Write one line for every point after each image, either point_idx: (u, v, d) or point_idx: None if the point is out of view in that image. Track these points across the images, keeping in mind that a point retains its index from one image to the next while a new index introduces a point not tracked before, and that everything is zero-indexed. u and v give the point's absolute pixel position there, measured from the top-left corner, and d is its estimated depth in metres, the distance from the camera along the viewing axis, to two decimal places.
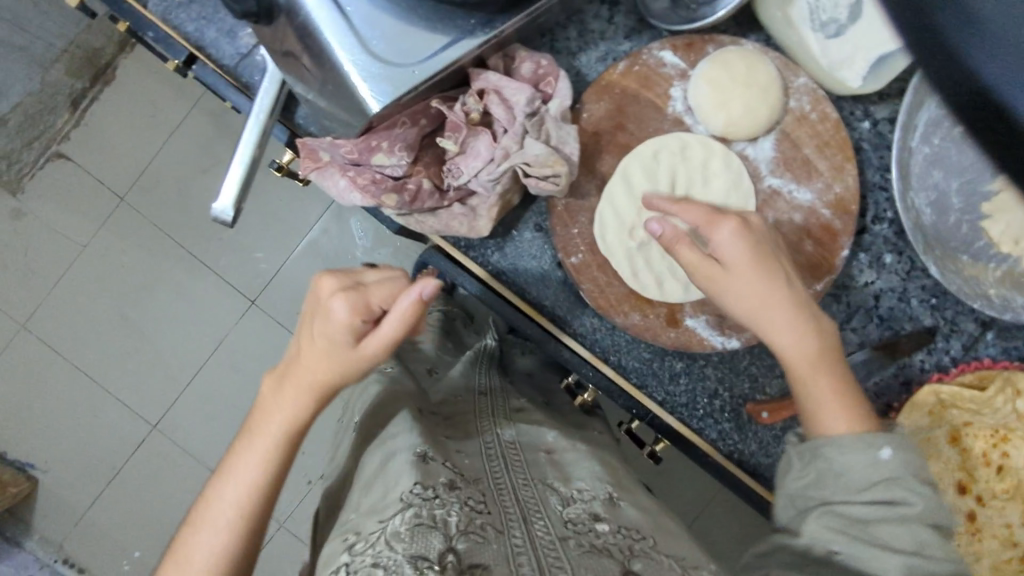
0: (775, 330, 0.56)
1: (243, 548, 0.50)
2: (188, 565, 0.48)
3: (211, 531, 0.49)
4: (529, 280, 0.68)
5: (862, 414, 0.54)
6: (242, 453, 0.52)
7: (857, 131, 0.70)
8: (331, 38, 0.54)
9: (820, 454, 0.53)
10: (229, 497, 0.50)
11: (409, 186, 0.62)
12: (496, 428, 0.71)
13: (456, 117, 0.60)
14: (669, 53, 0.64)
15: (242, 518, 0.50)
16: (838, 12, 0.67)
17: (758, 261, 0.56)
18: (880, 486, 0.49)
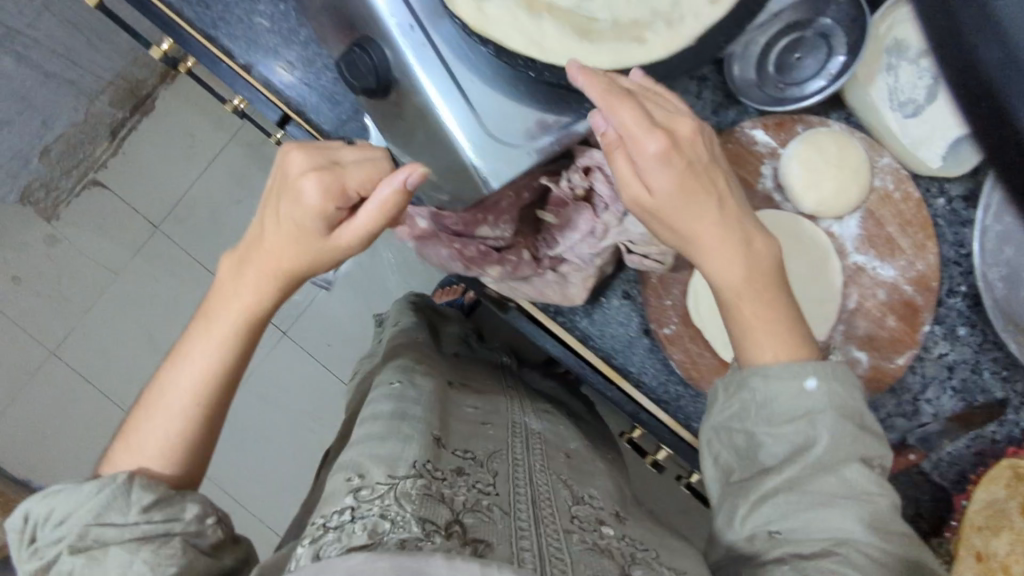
0: (709, 253, 0.54)
1: (192, 433, 0.54)
2: (140, 449, 0.52)
3: (164, 417, 0.53)
4: (616, 346, 0.70)
5: (803, 343, 0.56)
6: (201, 341, 0.54)
7: (932, 208, 0.73)
8: (450, 121, 0.56)
9: (746, 385, 0.55)
10: (183, 381, 0.54)
11: (511, 258, 0.64)
12: (522, 416, 0.78)
13: (561, 193, 0.62)
14: (760, 131, 0.67)
15: (195, 404, 0.54)
16: (915, 94, 0.70)
17: (688, 186, 0.52)
18: (805, 421, 0.52)
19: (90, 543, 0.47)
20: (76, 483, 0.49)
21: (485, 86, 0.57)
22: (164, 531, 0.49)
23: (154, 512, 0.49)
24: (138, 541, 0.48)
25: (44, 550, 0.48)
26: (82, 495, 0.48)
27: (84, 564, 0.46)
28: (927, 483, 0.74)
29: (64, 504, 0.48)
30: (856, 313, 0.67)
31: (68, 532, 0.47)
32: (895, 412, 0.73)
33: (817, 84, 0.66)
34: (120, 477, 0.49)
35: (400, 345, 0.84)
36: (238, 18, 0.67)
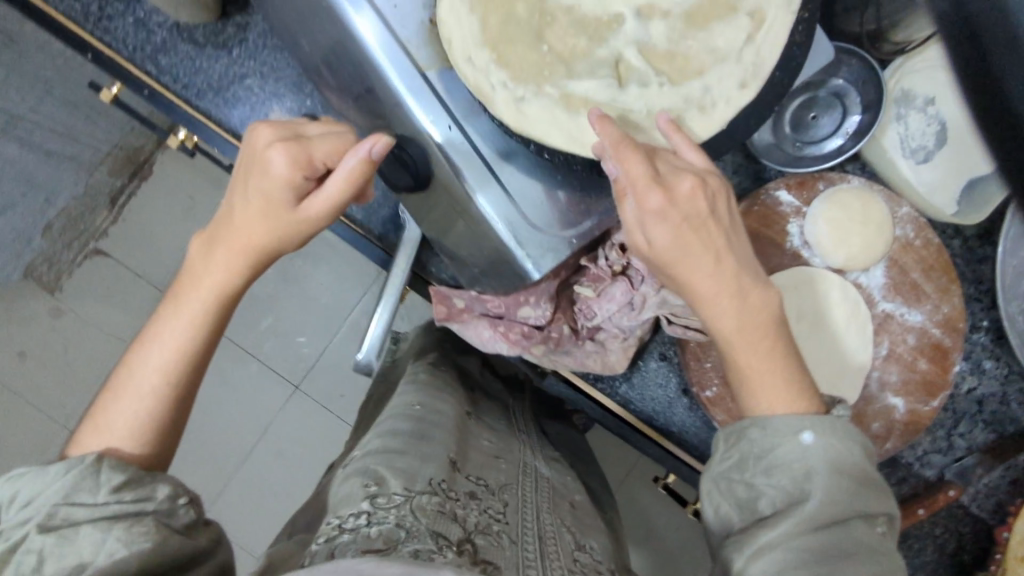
0: (715, 305, 0.54)
1: (158, 416, 0.50)
2: (108, 431, 0.48)
3: (132, 397, 0.49)
4: (657, 407, 0.72)
5: (803, 392, 0.55)
6: (169, 319, 0.51)
7: (949, 248, 0.75)
8: (490, 215, 0.56)
9: (745, 435, 0.54)
10: (153, 360, 0.50)
11: (553, 334, 0.65)
12: (533, 461, 0.75)
13: (599, 269, 0.63)
14: (784, 192, 0.68)
15: (164, 386, 0.50)
16: (926, 141, 0.72)
17: (687, 237, 0.52)
18: (802, 479, 0.51)
19: (61, 523, 0.44)
20: (41, 466, 0.46)
21: (522, 177, 0.58)
22: (135, 510, 0.46)
23: (125, 492, 0.46)
24: (111, 518, 0.45)
25: (9, 532, 0.44)
26: (49, 475, 0.45)
27: (55, 541, 0.44)
28: (965, 516, 0.77)
29: (29, 484, 0.45)
30: (889, 359, 0.69)
31: (31, 510, 0.44)
32: (930, 449, 0.75)
33: (835, 142, 0.67)
34: (88, 457, 0.46)
35: (420, 369, 0.85)
36: (265, 115, 0.68)
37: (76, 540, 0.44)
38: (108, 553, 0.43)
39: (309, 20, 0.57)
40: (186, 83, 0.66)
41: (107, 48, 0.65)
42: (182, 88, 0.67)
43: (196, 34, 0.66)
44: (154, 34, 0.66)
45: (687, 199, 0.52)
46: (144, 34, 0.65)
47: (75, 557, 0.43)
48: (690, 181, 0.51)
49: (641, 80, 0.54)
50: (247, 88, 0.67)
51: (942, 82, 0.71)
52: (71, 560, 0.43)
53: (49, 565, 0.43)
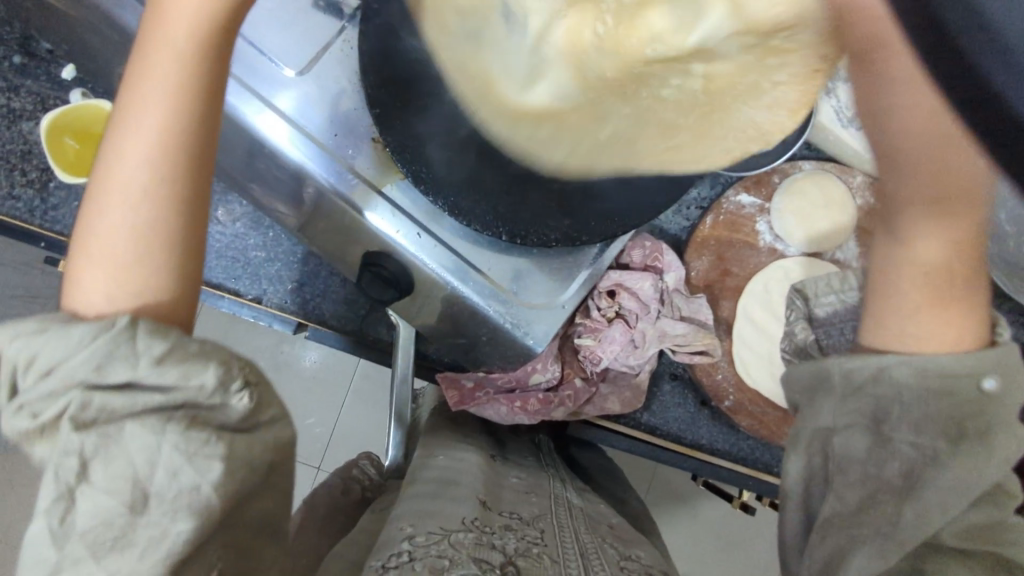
0: (903, 158, 0.38)
1: (150, 247, 0.36)
2: (107, 240, 0.35)
3: (123, 201, 0.36)
4: (682, 425, 0.73)
5: (960, 337, 0.38)
6: (140, 84, 0.37)
7: None
8: (473, 296, 0.57)
9: (887, 377, 0.38)
10: (132, 150, 0.36)
11: (569, 392, 0.65)
12: (566, 493, 0.72)
13: (594, 320, 0.65)
14: (744, 195, 0.71)
15: (155, 193, 0.36)
16: None
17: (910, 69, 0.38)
18: (944, 440, 0.35)
19: (99, 415, 0.31)
20: (65, 325, 0.32)
21: (505, 262, 0.58)
22: (192, 412, 0.33)
23: (167, 367, 0.32)
24: (164, 418, 0.32)
25: (34, 408, 0.31)
26: (72, 340, 0.32)
27: (96, 445, 0.31)
28: None
29: (48, 348, 0.31)
30: None
31: (60, 386, 0.31)
32: None
33: (778, 135, 0.70)
34: (123, 320, 0.33)
35: (438, 428, 0.80)
36: (233, 258, 0.69)
37: (123, 446, 0.31)
38: (168, 477, 0.31)
39: (257, 172, 0.58)
40: None
41: (60, 236, 0.65)
42: None
43: None
44: None
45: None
46: None
47: (125, 468, 0.31)
48: None
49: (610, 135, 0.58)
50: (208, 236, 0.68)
51: None
52: (120, 476, 0.30)
53: (94, 473, 0.30)
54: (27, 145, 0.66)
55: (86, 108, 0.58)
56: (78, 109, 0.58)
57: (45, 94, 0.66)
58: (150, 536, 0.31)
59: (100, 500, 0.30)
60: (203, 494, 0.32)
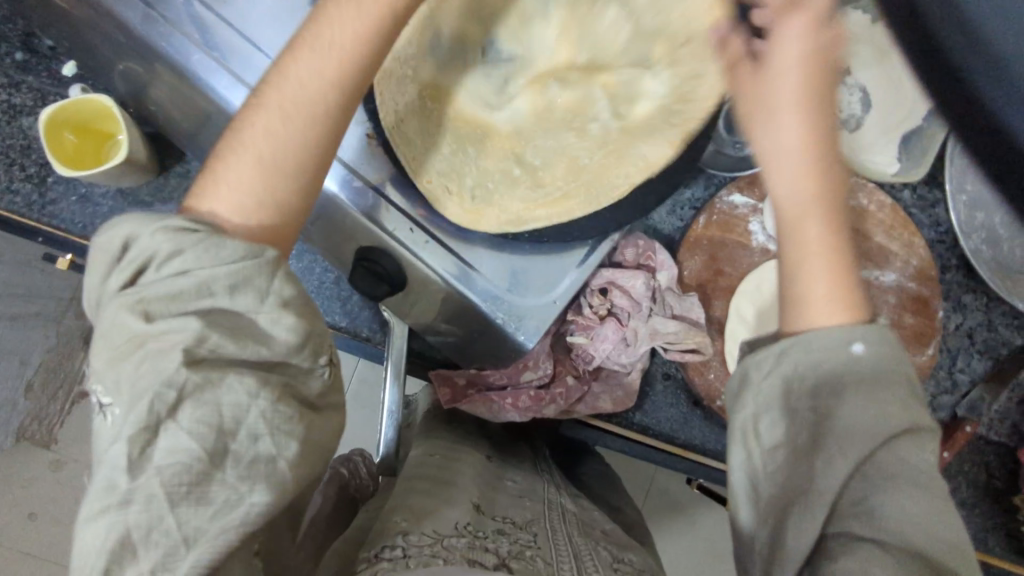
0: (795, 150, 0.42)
1: (291, 170, 0.43)
2: (260, 149, 0.42)
3: (281, 120, 0.43)
4: (674, 426, 0.73)
5: (854, 303, 0.42)
6: (325, 26, 0.44)
7: (902, 201, 0.79)
8: (464, 290, 0.57)
9: (785, 355, 0.40)
10: (299, 79, 0.43)
11: (560, 390, 0.65)
12: (560, 498, 0.72)
13: (585, 317, 0.65)
14: (736, 195, 0.71)
15: (303, 125, 0.43)
16: (853, 109, 0.75)
17: (812, 74, 0.42)
18: (831, 398, 0.38)
19: (208, 355, 0.33)
20: (217, 236, 0.36)
21: (497, 257, 0.58)
22: (283, 379, 0.36)
23: (287, 313, 0.36)
24: (263, 378, 0.35)
25: (156, 312, 0.34)
26: (224, 253, 0.36)
27: (198, 383, 0.33)
28: (988, 445, 0.78)
29: (195, 251, 0.35)
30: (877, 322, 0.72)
31: (192, 296, 0.35)
32: (936, 392, 0.78)
33: None
34: (270, 254, 0.37)
35: (434, 430, 0.80)
36: None
37: (219, 390, 0.33)
38: (252, 438, 0.34)
39: None
40: None
41: (58, 230, 0.66)
42: None
43: (142, 195, 0.67)
44: (99, 206, 0.67)
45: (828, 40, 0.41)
46: (90, 208, 0.66)
47: (213, 413, 0.33)
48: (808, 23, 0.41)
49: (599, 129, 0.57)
50: None
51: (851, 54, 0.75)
52: (206, 420, 0.32)
53: (183, 413, 0.32)
54: (26, 140, 0.66)
55: (90, 103, 0.58)
56: (76, 103, 0.58)
57: (45, 91, 0.67)
58: (224, 496, 0.33)
59: (184, 440, 0.32)
60: (277, 468, 0.34)
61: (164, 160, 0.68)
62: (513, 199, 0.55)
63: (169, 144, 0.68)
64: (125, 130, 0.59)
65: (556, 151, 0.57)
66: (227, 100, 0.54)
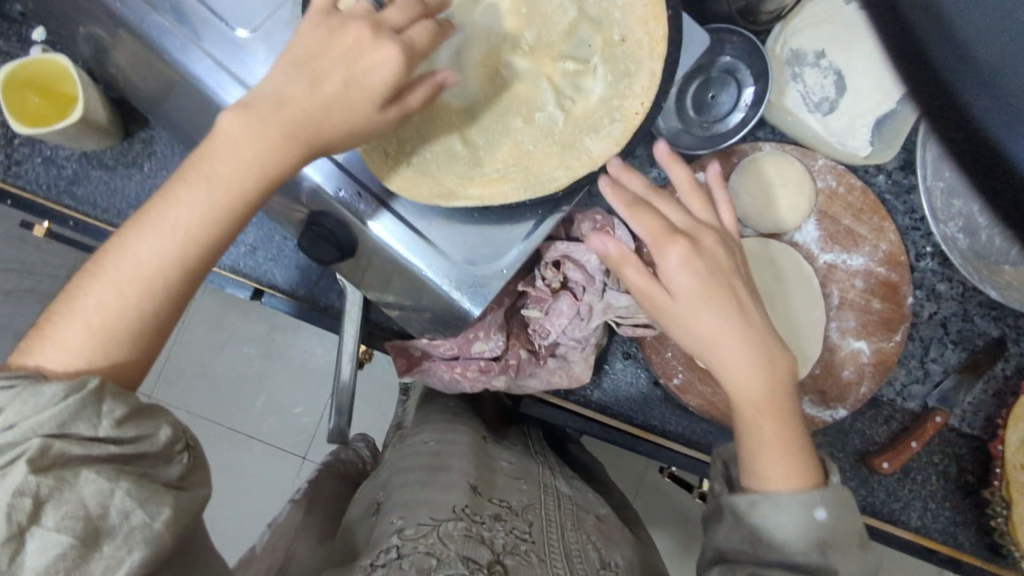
0: (725, 345, 0.51)
1: (126, 332, 0.42)
2: (92, 314, 0.42)
3: (121, 285, 0.42)
4: (634, 405, 0.72)
5: (806, 473, 0.48)
6: (179, 194, 0.44)
7: (877, 186, 0.77)
8: (413, 259, 0.56)
9: (755, 509, 0.47)
10: (141, 252, 0.43)
11: (511, 360, 0.66)
12: (554, 481, 0.71)
13: (539, 291, 0.64)
14: (701, 172, 0.71)
15: (142, 296, 0.43)
16: (826, 92, 0.74)
17: (709, 284, 0.52)
18: (810, 547, 0.45)
19: (54, 461, 0.34)
20: (35, 384, 0.36)
21: (444, 224, 0.57)
22: (140, 470, 0.37)
23: (128, 428, 0.37)
24: (118, 469, 0.36)
25: None
26: (43, 401, 0.35)
27: (51, 486, 0.34)
28: (961, 438, 0.76)
29: (17, 407, 0.35)
30: (842, 307, 0.71)
31: (17, 442, 0.34)
32: (907, 382, 0.76)
33: (737, 116, 0.70)
34: (93, 384, 0.37)
35: (429, 413, 0.80)
36: None
37: (76, 487, 0.34)
38: (122, 515, 0.35)
39: None
40: (105, 207, 0.69)
41: (24, 192, 0.67)
42: (101, 213, 0.69)
43: (105, 158, 0.69)
44: (64, 168, 0.68)
45: (708, 259, 0.53)
46: (55, 170, 0.68)
47: (76, 507, 0.34)
48: (711, 238, 0.55)
49: (545, 118, 0.56)
50: None
51: (828, 34, 0.74)
52: (71, 515, 0.34)
53: (46, 517, 0.33)
54: None
55: (48, 63, 0.59)
56: (34, 63, 0.59)
57: (17, 56, 0.69)
58: (105, 565, 0.34)
59: (52, 536, 0.33)
60: (154, 530, 0.36)
61: (129, 125, 0.69)
62: (449, 172, 0.55)
63: (134, 109, 0.69)
64: (80, 90, 0.60)
65: (502, 134, 0.56)
66: (176, 58, 0.55)
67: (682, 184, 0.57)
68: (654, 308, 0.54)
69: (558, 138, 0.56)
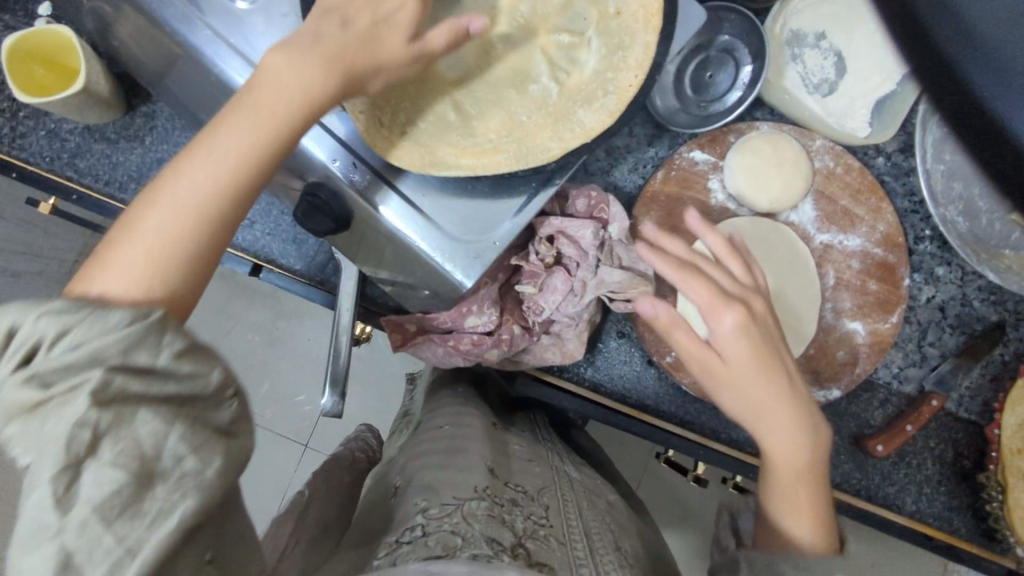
0: (770, 412, 0.52)
1: (181, 259, 0.41)
2: (150, 241, 0.40)
3: (178, 212, 0.41)
4: (627, 384, 0.72)
5: (826, 539, 0.51)
6: (227, 124, 0.43)
7: (876, 168, 0.76)
8: (406, 230, 0.56)
9: None
10: (197, 178, 0.42)
11: (504, 336, 0.65)
12: (564, 467, 0.71)
13: (533, 266, 0.64)
14: (697, 151, 0.71)
15: (199, 222, 0.42)
16: (827, 73, 0.73)
17: (761, 353, 0.53)
18: None
19: (116, 397, 0.31)
20: (100, 309, 0.33)
21: (437, 196, 0.57)
22: (192, 413, 0.34)
23: (185, 362, 0.34)
24: (173, 412, 0.33)
25: (46, 377, 0.31)
26: (109, 323, 0.33)
27: (110, 421, 0.31)
28: (957, 422, 0.75)
29: (82, 327, 0.32)
30: (838, 288, 0.71)
31: (82, 367, 0.31)
32: (903, 366, 0.76)
33: (735, 95, 0.70)
34: (161, 311, 0.34)
35: (438, 399, 0.81)
36: None
37: (133, 425, 0.31)
38: (175, 459, 0.32)
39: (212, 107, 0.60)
40: (107, 179, 0.70)
41: (28, 164, 0.69)
42: (104, 185, 0.70)
43: (107, 132, 0.70)
44: (67, 141, 0.69)
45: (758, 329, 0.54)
46: (58, 143, 0.69)
47: (132, 444, 0.31)
48: (760, 303, 0.55)
49: (540, 90, 0.57)
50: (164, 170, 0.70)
51: (827, 15, 0.74)
52: (127, 453, 0.30)
53: (103, 450, 0.30)
54: None
55: (53, 34, 0.60)
56: (39, 34, 0.60)
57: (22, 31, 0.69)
58: (159, 508, 0.31)
59: (106, 472, 0.30)
60: (206, 479, 0.32)
61: (131, 99, 0.70)
62: (443, 143, 0.55)
63: (136, 84, 0.70)
64: (83, 62, 0.61)
65: (496, 105, 0.57)
66: (174, 27, 0.55)
67: (719, 250, 0.57)
68: (699, 369, 0.55)
69: (552, 109, 0.56)
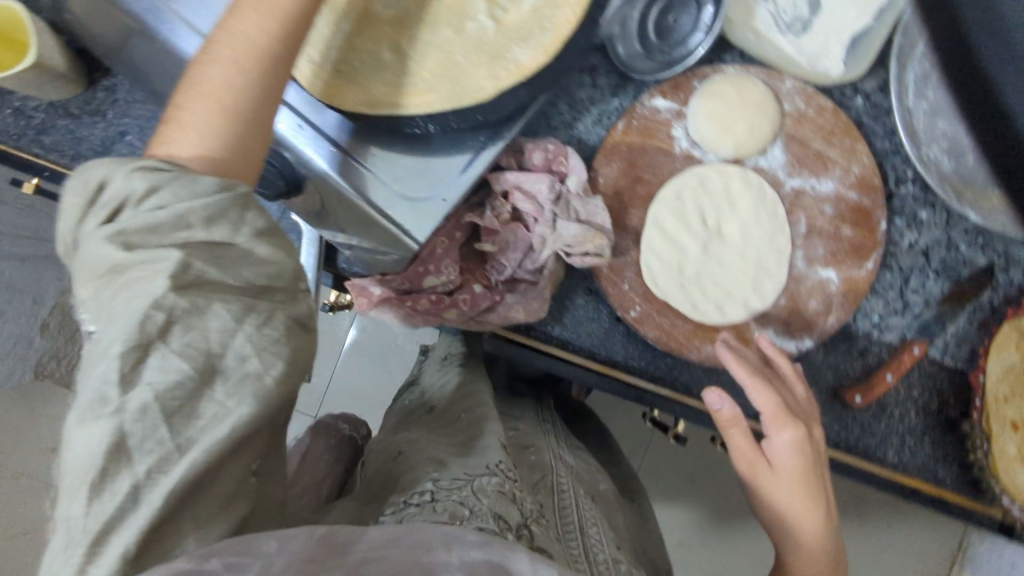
0: (803, 520, 0.55)
1: (244, 114, 0.42)
2: (217, 100, 0.42)
3: (236, 67, 0.42)
4: (595, 341, 0.71)
5: None
6: None
7: (853, 109, 0.72)
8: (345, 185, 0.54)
9: None
10: (248, 32, 0.43)
11: (464, 296, 0.65)
12: (558, 449, 0.72)
13: (489, 223, 0.63)
14: (659, 99, 0.70)
15: (257, 73, 0.43)
16: (799, 11, 0.69)
17: (808, 471, 0.56)
18: None
19: (195, 281, 0.35)
20: (190, 174, 0.37)
21: (378, 147, 0.55)
22: (272, 305, 0.38)
23: (263, 242, 0.38)
24: (244, 306, 0.36)
25: (134, 239, 0.35)
26: (198, 188, 0.37)
27: (186, 308, 0.34)
28: (941, 371, 0.73)
29: (177, 189, 0.36)
30: (810, 236, 0.70)
31: (169, 228, 0.35)
32: (885, 314, 0.73)
33: (697, 38, 0.67)
34: (243, 189, 0.39)
35: (449, 371, 0.81)
36: None
37: (205, 318, 0.34)
38: (239, 359, 0.35)
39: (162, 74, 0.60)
40: (74, 155, 0.71)
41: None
42: (70, 161, 0.71)
43: (70, 106, 0.70)
44: (33, 118, 0.71)
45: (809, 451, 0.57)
46: (24, 120, 0.70)
47: (200, 341, 0.34)
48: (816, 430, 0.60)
49: (477, 29, 0.54)
50: (128, 143, 0.72)
51: None
52: (194, 344, 0.34)
53: (173, 337, 0.33)
54: None
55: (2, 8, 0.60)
56: None
57: None
58: (214, 411, 0.34)
59: (173, 362, 0.33)
60: (265, 383, 0.36)
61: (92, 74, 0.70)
62: (377, 82, 0.53)
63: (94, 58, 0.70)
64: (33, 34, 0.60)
65: (431, 44, 0.54)
66: None
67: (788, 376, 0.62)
68: (744, 468, 0.56)
69: (487, 47, 0.54)
